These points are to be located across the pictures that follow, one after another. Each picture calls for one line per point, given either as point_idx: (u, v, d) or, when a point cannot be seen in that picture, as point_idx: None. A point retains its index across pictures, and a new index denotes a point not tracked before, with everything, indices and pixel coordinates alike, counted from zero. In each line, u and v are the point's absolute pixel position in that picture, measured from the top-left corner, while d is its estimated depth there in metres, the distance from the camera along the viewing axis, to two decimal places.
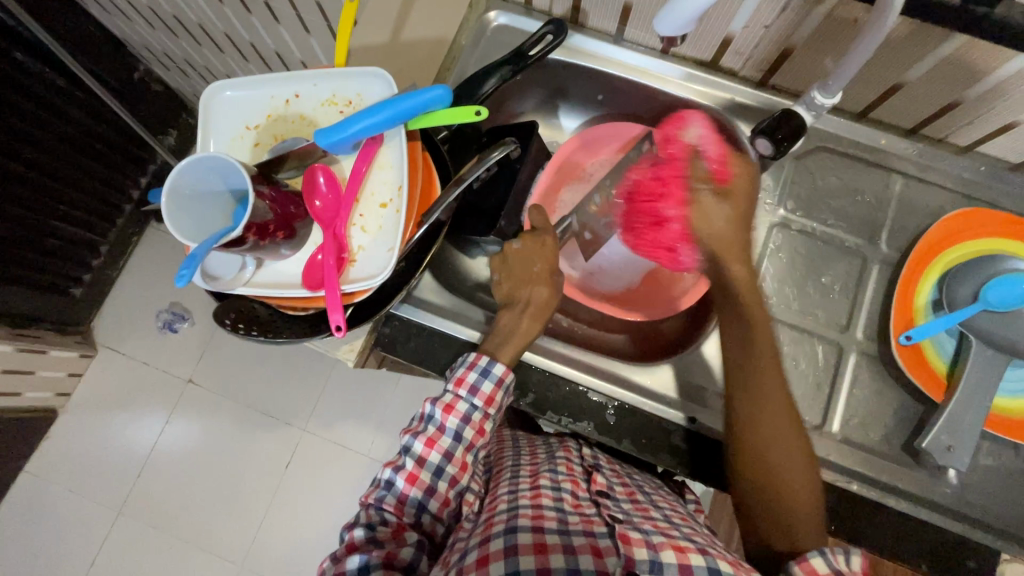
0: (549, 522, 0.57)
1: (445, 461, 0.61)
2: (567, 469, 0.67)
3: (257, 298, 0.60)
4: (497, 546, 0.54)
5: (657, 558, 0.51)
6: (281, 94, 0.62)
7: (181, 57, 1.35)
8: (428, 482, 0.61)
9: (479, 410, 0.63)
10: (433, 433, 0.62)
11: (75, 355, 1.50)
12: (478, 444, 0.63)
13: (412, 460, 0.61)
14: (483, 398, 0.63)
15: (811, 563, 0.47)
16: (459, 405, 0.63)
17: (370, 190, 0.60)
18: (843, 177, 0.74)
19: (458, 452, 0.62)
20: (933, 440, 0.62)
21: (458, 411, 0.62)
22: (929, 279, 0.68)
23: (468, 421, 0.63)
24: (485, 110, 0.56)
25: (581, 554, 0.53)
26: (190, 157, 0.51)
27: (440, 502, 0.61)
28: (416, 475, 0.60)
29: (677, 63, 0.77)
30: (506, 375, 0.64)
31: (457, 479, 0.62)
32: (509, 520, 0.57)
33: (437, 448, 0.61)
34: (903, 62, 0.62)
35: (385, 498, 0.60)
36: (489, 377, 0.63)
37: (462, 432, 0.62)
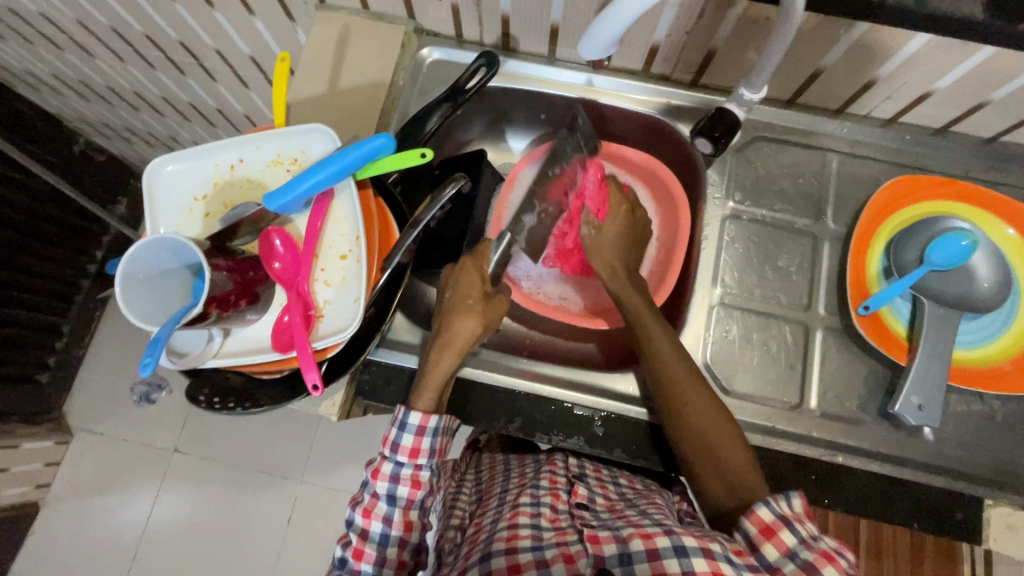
0: (523, 540, 0.59)
1: (388, 527, 0.61)
2: (548, 484, 0.70)
3: (229, 368, 0.59)
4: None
5: (625, 550, 0.54)
6: (224, 161, 0.62)
7: (121, 125, 1.33)
8: (374, 554, 0.61)
9: (407, 465, 0.62)
10: (370, 502, 0.62)
11: (49, 444, 1.44)
12: (418, 497, 0.62)
13: (360, 523, 0.62)
14: (407, 452, 0.62)
15: (757, 513, 0.52)
16: (386, 466, 0.62)
17: (328, 243, 0.60)
18: (783, 162, 0.77)
19: (396, 516, 0.61)
20: (904, 402, 0.64)
21: (384, 474, 0.62)
22: (876, 249, 0.72)
23: (399, 479, 0.62)
24: (430, 151, 0.57)
25: (554, 564, 0.56)
26: (139, 241, 0.50)
27: (397, 561, 0.62)
28: (362, 550, 0.61)
29: (611, 76, 0.79)
30: (429, 420, 0.62)
31: (406, 538, 0.62)
32: (486, 550, 0.59)
33: (376, 515, 0.62)
34: (819, 50, 0.65)
35: (344, 554, 0.61)
36: (408, 429, 0.61)
37: (395, 492, 0.62)
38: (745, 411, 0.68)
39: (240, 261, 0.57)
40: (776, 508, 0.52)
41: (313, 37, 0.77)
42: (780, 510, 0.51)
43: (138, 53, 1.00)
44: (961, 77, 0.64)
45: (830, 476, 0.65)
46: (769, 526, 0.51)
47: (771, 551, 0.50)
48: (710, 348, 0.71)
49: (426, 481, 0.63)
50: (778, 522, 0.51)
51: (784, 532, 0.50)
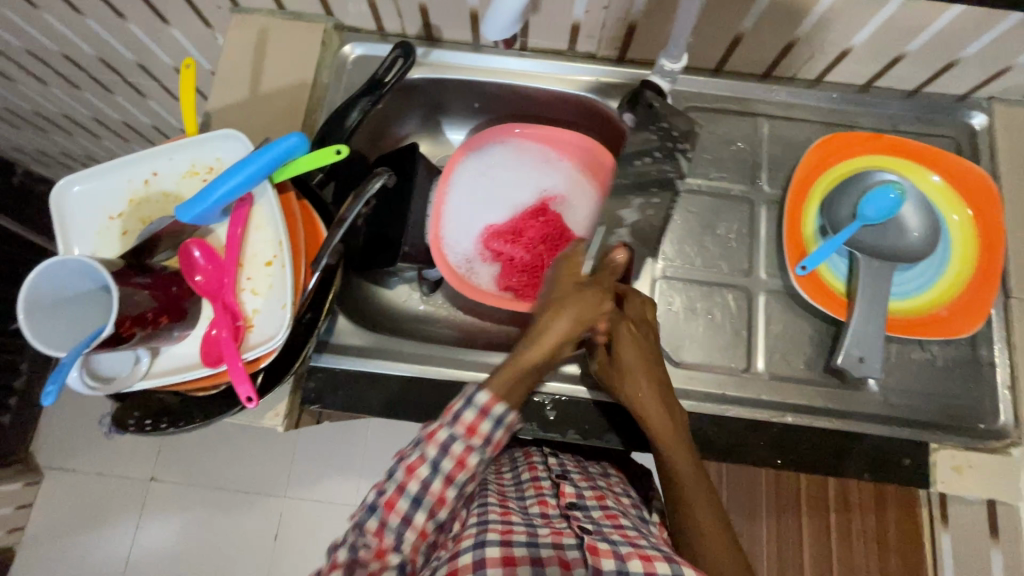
0: (518, 535, 0.58)
1: (404, 532, 0.52)
2: (534, 491, 0.69)
3: (160, 388, 0.57)
4: (464, 560, 0.54)
5: (623, 566, 0.52)
6: (137, 176, 0.59)
7: (56, 150, 1.28)
8: (394, 541, 0.52)
9: (444, 470, 0.53)
10: (413, 462, 0.53)
11: (18, 486, 1.40)
12: (461, 475, 0.54)
13: (390, 489, 0.52)
14: (454, 456, 0.53)
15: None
16: (421, 463, 0.53)
17: (252, 251, 0.58)
18: (716, 131, 0.77)
19: (429, 499, 0.53)
20: (845, 356, 0.65)
21: (438, 440, 0.53)
22: (811, 209, 0.72)
23: (448, 452, 0.53)
24: (344, 147, 0.55)
25: (548, 565, 0.54)
26: (50, 259, 0.47)
27: (419, 535, 0.53)
28: (382, 535, 0.51)
29: (537, 58, 0.78)
30: (496, 403, 0.55)
31: (436, 512, 0.53)
32: (477, 535, 0.57)
33: (415, 480, 0.53)
34: (734, 16, 0.66)
35: (364, 524, 0.51)
36: (490, 420, 0.55)
37: (422, 495, 0.52)
38: (694, 380, 0.69)
39: (161, 276, 0.56)
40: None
41: (229, 41, 0.75)
42: None
43: (59, 74, 0.96)
44: (876, 30, 0.65)
45: (782, 436, 0.66)
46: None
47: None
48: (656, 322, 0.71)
49: (474, 462, 0.54)
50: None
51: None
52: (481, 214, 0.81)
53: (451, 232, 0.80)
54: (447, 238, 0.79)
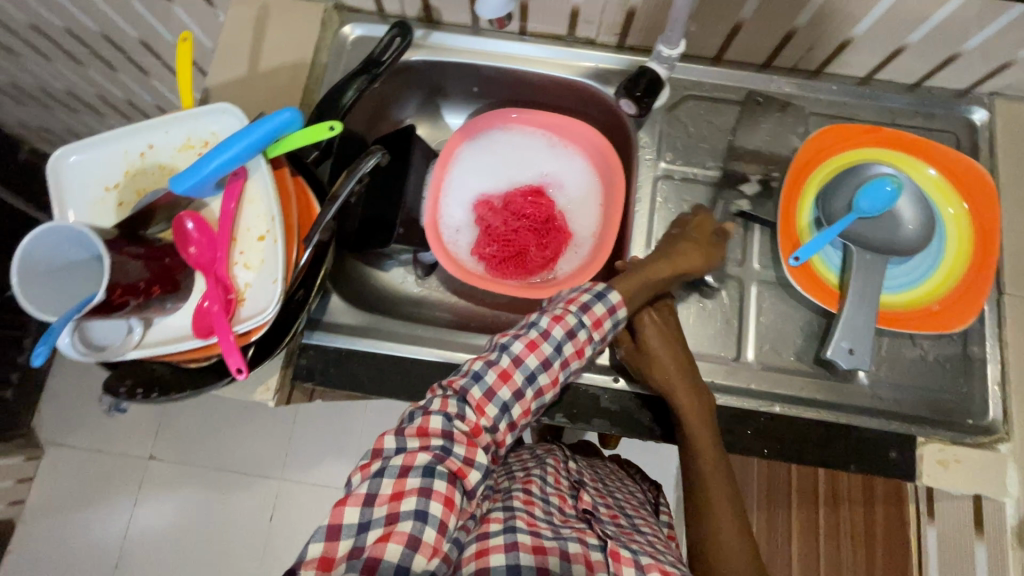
0: (544, 530, 0.58)
1: (504, 414, 0.54)
2: (554, 482, 0.69)
3: (152, 358, 0.58)
4: (498, 542, 0.55)
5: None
6: (133, 148, 0.60)
7: (61, 128, 1.29)
8: (492, 417, 0.53)
9: (562, 357, 0.57)
10: (538, 338, 0.56)
11: (20, 460, 1.42)
12: (573, 364, 0.58)
13: (508, 358, 0.55)
14: (573, 352, 0.57)
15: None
16: (544, 348, 0.56)
17: (245, 225, 0.59)
18: (713, 121, 0.77)
19: (541, 380, 0.56)
20: (835, 347, 0.65)
21: (567, 323, 0.56)
22: (806, 200, 0.72)
23: (570, 337, 0.57)
24: (338, 124, 0.56)
25: (575, 562, 0.55)
26: (42, 225, 0.48)
27: (520, 413, 0.55)
28: (483, 406, 0.53)
29: (537, 43, 0.78)
30: (620, 307, 0.60)
31: (543, 392, 0.56)
32: (506, 519, 0.58)
33: (536, 355, 0.55)
34: (732, 3, 0.65)
35: (469, 391, 0.53)
36: (603, 301, 0.59)
37: (536, 377, 0.55)
38: None
39: (154, 247, 0.56)
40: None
41: (229, 19, 0.75)
42: None
43: (63, 50, 0.97)
44: (876, 21, 0.64)
45: (769, 426, 0.66)
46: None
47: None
48: None
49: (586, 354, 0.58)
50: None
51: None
52: (476, 195, 0.81)
53: (446, 211, 0.80)
54: (442, 217, 0.79)
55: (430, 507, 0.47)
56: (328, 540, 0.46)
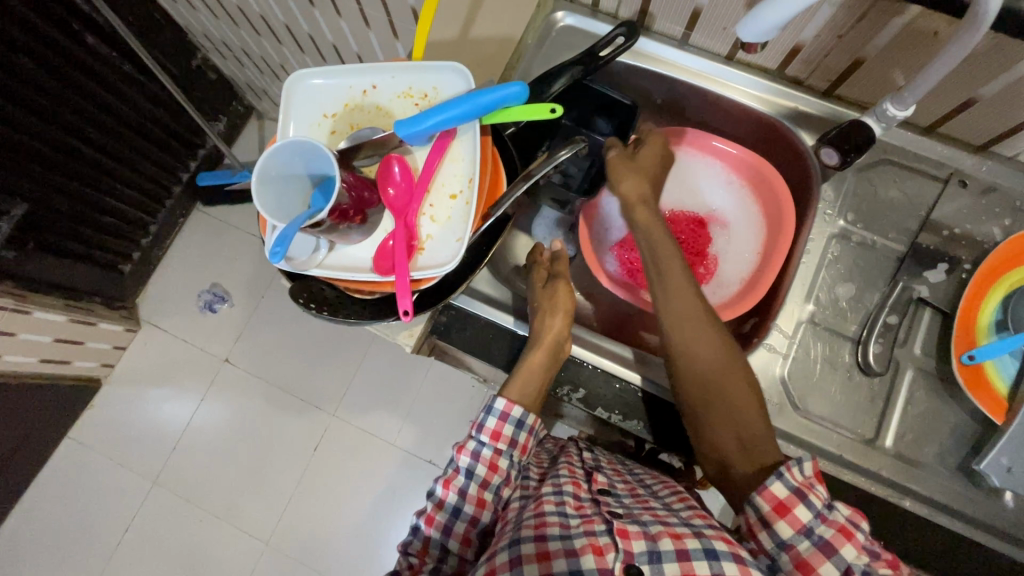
0: (552, 528, 0.57)
1: (462, 500, 0.63)
2: (567, 472, 0.66)
3: (329, 279, 0.62)
4: (501, 559, 0.56)
5: (655, 548, 0.54)
6: (358, 84, 0.64)
7: (238, 45, 1.34)
8: (437, 554, 0.63)
9: (488, 446, 0.64)
10: (449, 475, 0.63)
11: (120, 329, 1.54)
12: (493, 480, 0.64)
13: (431, 504, 0.63)
14: (489, 433, 0.64)
15: (771, 491, 0.53)
16: (469, 444, 0.64)
17: (441, 181, 0.62)
18: (906, 191, 0.73)
19: (466, 508, 0.63)
20: (991, 461, 0.61)
21: (467, 451, 0.63)
22: (993, 299, 0.67)
23: (479, 459, 0.63)
24: (560, 108, 0.58)
25: (584, 555, 0.54)
26: (283, 140, 0.54)
27: (462, 542, 0.63)
28: (426, 549, 0.63)
29: (742, 70, 0.76)
30: (512, 407, 0.65)
31: (477, 518, 0.63)
32: (511, 535, 0.58)
33: (452, 491, 0.63)
34: (980, 77, 0.61)
35: (411, 543, 0.63)
36: (493, 413, 0.64)
37: (474, 469, 0.63)
38: (811, 431, 0.66)
39: (356, 179, 0.59)
40: (792, 475, 0.53)
41: None
42: (793, 483, 0.52)
43: None
44: None
45: None
46: (783, 503, 0.52)
47: (783, 527, 0.52)
48: (790, 363, 0.69)
49: (502, 465, 0.65)
50: (793, 497, 0.52)
51: (800, 504, 0.52)
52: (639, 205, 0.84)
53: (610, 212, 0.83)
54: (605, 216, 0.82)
55: None
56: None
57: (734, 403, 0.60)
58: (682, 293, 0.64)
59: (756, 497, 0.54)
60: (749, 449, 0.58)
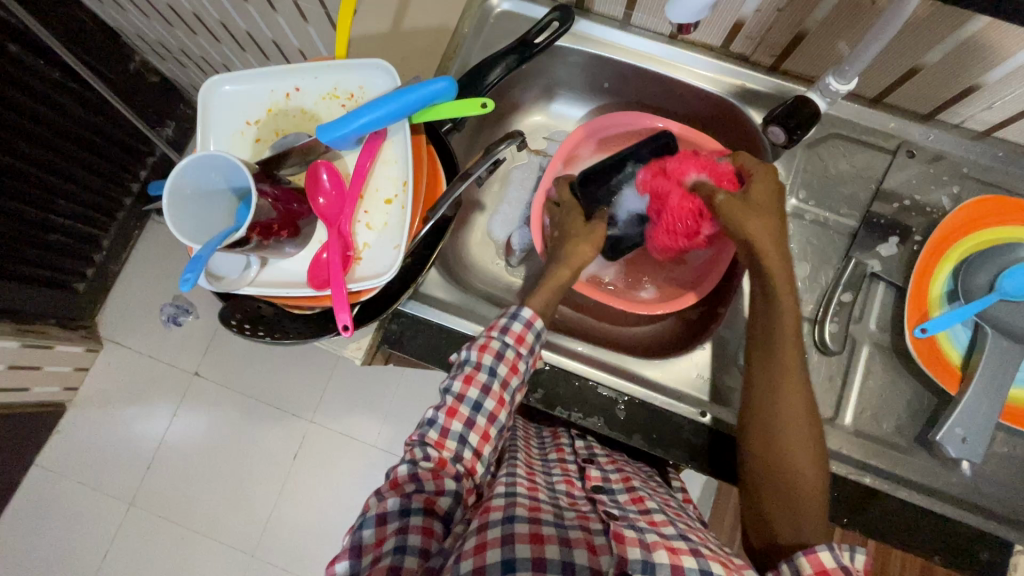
0: (546, 514, 0.55)
1: (484, 397, 0.59)
2: (560, 470, 0.67)
3: (263, 297, 0.58)
4: (492, 535, 0.51)
5: (649, 558, 0.49)
6: (281, 87, 0.60)
7: (175, 46, 1.21)
8: (455, 449, 0.58)
9: (511, 348, 0.61)
10: (471, 372, 0.60)
11: (81, 350, 1.41)
12: (513, 381, 0.61)
13: (451, 398, 0.60)
14: (514, 336, 0.61)
15: (818, 556, 0.48)
16: (493, 344, 0.61)
17: (374, 186, 0.59)
18: (855, 164, 0.72)
19: (487, 406, 0.60)
20: (947, 432, 0.62)
21: (491, 350, 0.60)
22: (943, 270, 0.66)
23: (501, 359, 0.61)
24: (491, 101, 0.55)
25: (576, 548, 0.52)
26: (191, 155, 0.50)
27: (480, 440, 0.59)
28: (443, 443, 0.58)
29: (686, 49, 0.74)
30: (538, 319, 0.63)
31: (496, 416, 0.60)
32: (506, 508, 0.54)
33: (474, 387, 0.59)
34: (922, 45, 0.60)
35: (426, 435, 0.58)
36: (518, 319, 0.62)
37: (497, 368, 0.60)
38: None
39: (282, 190, 0.55)
40: (846, 555, 0.49)
41: None
42: (842, 560, 0.48)
43: None
44: None
45: (854, 494, 0.63)
46: (828, 571, 0.47)
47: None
48: None
49: (521, 369, 0.62)
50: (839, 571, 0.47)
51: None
52: None
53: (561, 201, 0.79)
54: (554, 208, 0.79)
55: (410, 541, 0.52)
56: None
57: (804, 491, 0.55)
58: (783, 356, 0.59)
59: (798, 556, 0.49)
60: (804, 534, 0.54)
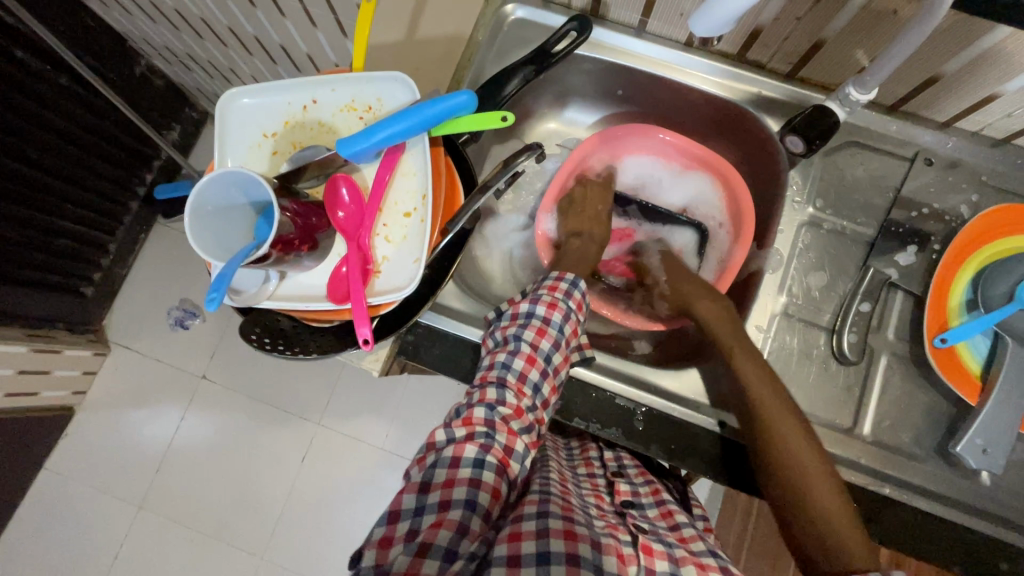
0: (577, 516, 0.54)
1: (554, 351, 0.62)
2: (590, 484, 0.67)
3: (281, 310, 0.59)
4: (529, 527, 0.50)
5: (678, 570, 0.52)
6: (298, 99, 0.60)
7: (182, 50, 1.20)
8: (530, 397, 0.59)
9: (574, 313, 0.64)
10: (542, 325, 0.62)
11: (89, 354, 1.41)
12: (574, 341, 0.64)
13: (527, 345, 0.60)
14: (577, 302, 0.65)
15: None
16: (559, 305, 0.64)
17: (393, 199, 0.59)
18: (872, 171, 0.72)
19: (555, 359, 0.62)
20: (967, 443, 0.62)
21: (560, 310, 0.63)
22: (962, 278, 0.66)
23: (568, 320, 0.63)
24: (511, 115, 0.55)
25: (607, 554, 0.51)
26: (212, 171, 0.49)
27: (550, 391, 0.61)
28: (522, 389, 0.59)
29: (702, 56, 0.74)
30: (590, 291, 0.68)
31: (559, 370, 0.62)
32: (541, 504, 0.53)
33: (547, 340, 0.61)
34: (943, 53, 0.59)
35: (505, 377, 0.59)
36: (579, 288, 0.66)
37: (564, 327, 0.63)
38: None
39: (300, 206, 0.55)
40: None
41: None
42: None
43: None
44: None
45: (875, 505, 0.63)
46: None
47: None
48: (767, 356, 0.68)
49: (580, 333, 0.65)
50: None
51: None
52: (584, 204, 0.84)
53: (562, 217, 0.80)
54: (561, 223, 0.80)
55: (480, 493, 0.51)
56: (390, 522, 0.51)
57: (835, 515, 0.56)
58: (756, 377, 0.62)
59: None
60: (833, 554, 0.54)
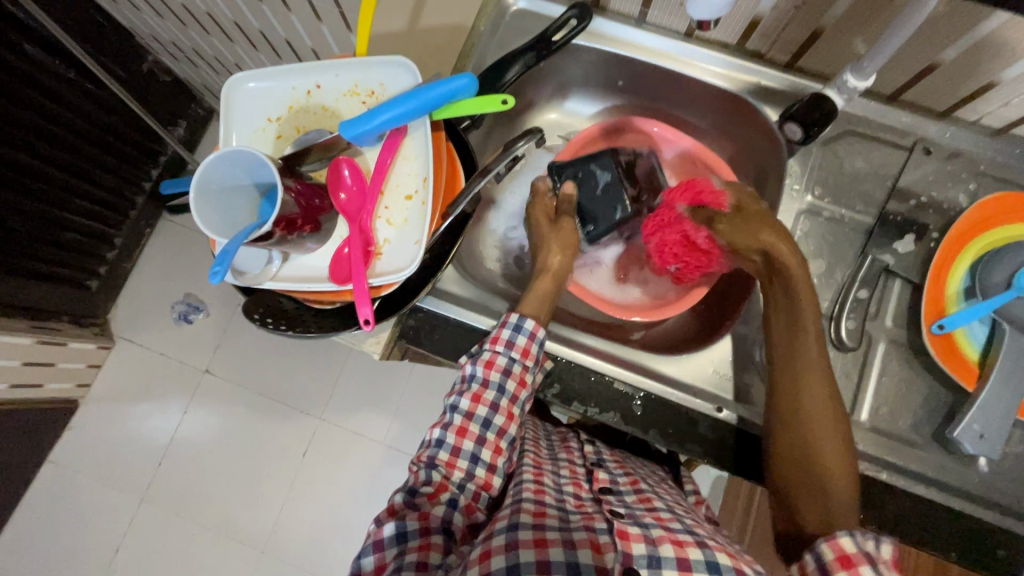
0: (550, 519, 0.55)
1: (493, 414, 0.61)
2: (568, 471, 0.67)
3: (284, 292, 0.59)
4: (497, 542, 0.53)
5: (655, 552, 0.51)
6: (302, 84, 0.61)
7: (188, 45, 1.21)
8: (465, 468, 0.61)
9: (518, 363, 0.62)
10: (478, 390, 0.61)
11: (93, 347, 1.42)
12: (521, 395, 0.63)
13: (460, 417, 0.61)
14: (519, 351, 0.62)
15: (840, 541, 0.50)
16: (499, 360, 0.62)
17: (395, 181, 0.60)
18: (872, 161, 0.72)
19: (496, 420, 0.62)
20: (964, 429, 0.62)
21: (498, 366, 0.61)
22: (961, 265, 0.66)
23: (509, 375, 0.62)
24: (512, 98, 0.56)
25: (580, 548, 0.53)
26: (216, 151, 0.50)
27: (492, 454, 0.62)
28: (454, 463, 0.60)
29: (703, 47, 0.74)
30: (539, 328, 0.63)
31: (505, 430, 0.62)
32: (511, 516, 0.55)
33: (483, 405, 0.61)
34: (941, 41, 0.60)
35: (436, 457, 0.60)
36: (522, 332, 0.62)
37: (505, 385, 0.61)
38: None
39: (304, 186, 0.56)
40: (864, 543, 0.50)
41: None
42: (865, 546, 0.49)
43: None
44: None
45: (871, 490, 0.63)
46: (849, 557, 0.49)
47: None
48: None
49: (530, 381, 0.63)
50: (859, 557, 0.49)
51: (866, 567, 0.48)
52: None
53: None
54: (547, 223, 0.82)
55: (406, 561, 0.55)
56: None
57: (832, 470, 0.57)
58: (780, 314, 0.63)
59: (819, 542, 0.51)
60: (831, 520, 0.55)
